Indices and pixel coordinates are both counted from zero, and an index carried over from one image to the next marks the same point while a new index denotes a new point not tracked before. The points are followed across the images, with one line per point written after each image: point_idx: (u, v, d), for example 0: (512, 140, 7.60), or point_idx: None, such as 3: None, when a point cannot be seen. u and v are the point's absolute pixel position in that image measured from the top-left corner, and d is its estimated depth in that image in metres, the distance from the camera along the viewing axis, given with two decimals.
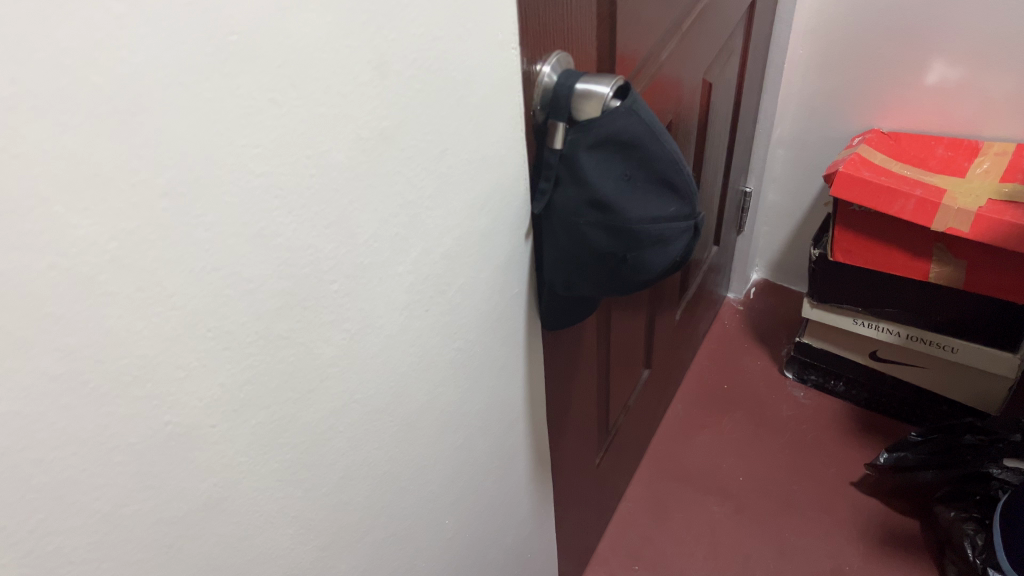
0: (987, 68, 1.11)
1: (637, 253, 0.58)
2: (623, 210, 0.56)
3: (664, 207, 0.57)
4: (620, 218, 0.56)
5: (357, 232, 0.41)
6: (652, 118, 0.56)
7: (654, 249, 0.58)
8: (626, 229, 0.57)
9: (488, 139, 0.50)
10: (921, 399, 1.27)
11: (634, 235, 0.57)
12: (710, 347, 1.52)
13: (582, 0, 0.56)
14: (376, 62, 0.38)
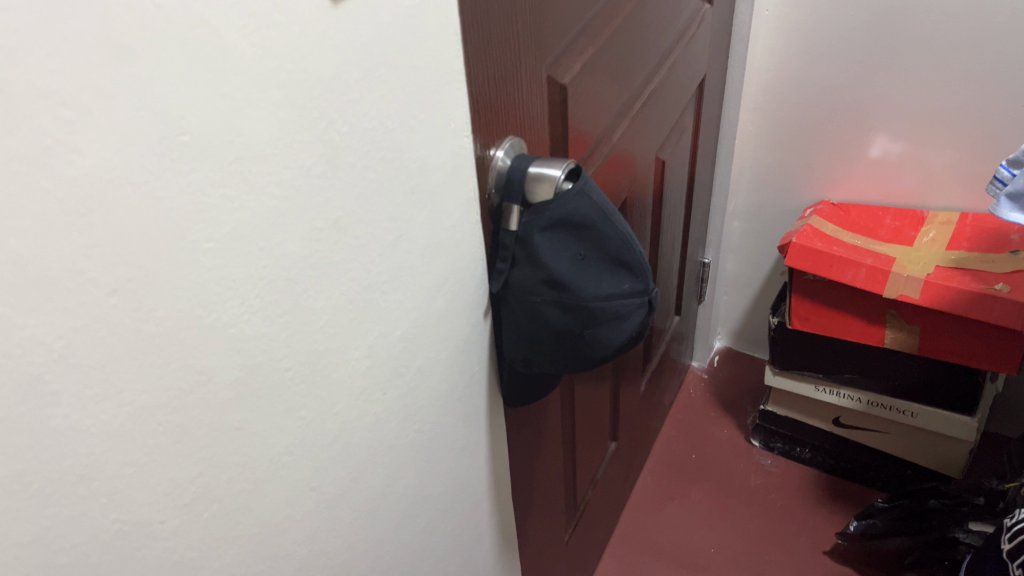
0: (928, 141, 1.16)
1: (593, 331, 0.60)
2: (578, 288, 0.58)
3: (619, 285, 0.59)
4: (575, 297, 0.58)
5: (311, 320, 0.41)
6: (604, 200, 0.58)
7: (610, 327, 0.60)
8: (581, 307, 0.58)
9: (443, 225, 0.51)
10: (886, 464, 1.28)
11: (590, 313, 0.58)
12: (676, 416, 1.52)
13: (534, 88, 0.58)
14: (329, 155, 0.39)
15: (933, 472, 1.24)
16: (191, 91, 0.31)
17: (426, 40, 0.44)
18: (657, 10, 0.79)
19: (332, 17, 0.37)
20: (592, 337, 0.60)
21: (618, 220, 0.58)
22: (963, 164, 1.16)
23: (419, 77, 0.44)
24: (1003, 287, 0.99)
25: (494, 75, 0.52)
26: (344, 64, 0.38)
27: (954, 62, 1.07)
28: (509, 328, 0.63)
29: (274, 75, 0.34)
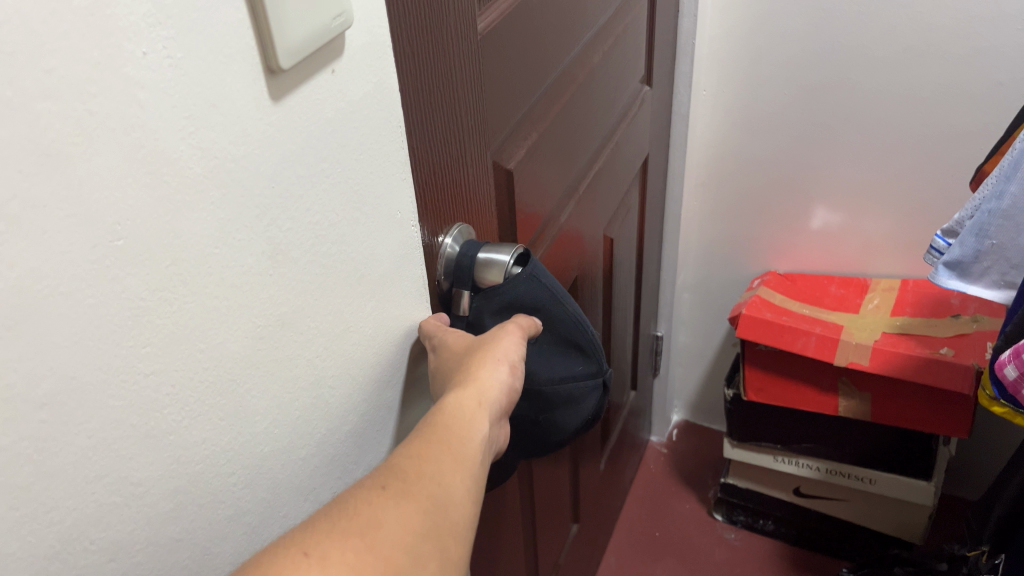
0: (865, 211, 1.20)
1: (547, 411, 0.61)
2: (530, 369, 0.59)
3: (571, 366, 0.60)
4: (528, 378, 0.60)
5: (255, 421, 0.40)
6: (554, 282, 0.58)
7: (564, 409, 0.61)
8: (534, 388, 0.60)
9: (391, 314, 0.50)
10: (848, 532, 1.28)
11: (543, 393, 0.60)
12: (637, 492, 1.49)
13: (480, 174, 0.58)
14: (271, 252, 0.38)
15: (893, 538, 1.24)
16: (127, 194, 0.30)
17: (370, 132, 0.44)
18: (598, 94, 0.81)
19: (273, 114, 0.36)
20: (547, 419, 0.62)
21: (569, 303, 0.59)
22: (899, 232, 1.20)
23: (364, 169, 0.44)
24: (948, 351, 1.02)
25: (439, 163, 0.52)
26: (286, 160, 0.38)
27: (884, 136, 1.12)
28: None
29: (214, 175, 0.34)
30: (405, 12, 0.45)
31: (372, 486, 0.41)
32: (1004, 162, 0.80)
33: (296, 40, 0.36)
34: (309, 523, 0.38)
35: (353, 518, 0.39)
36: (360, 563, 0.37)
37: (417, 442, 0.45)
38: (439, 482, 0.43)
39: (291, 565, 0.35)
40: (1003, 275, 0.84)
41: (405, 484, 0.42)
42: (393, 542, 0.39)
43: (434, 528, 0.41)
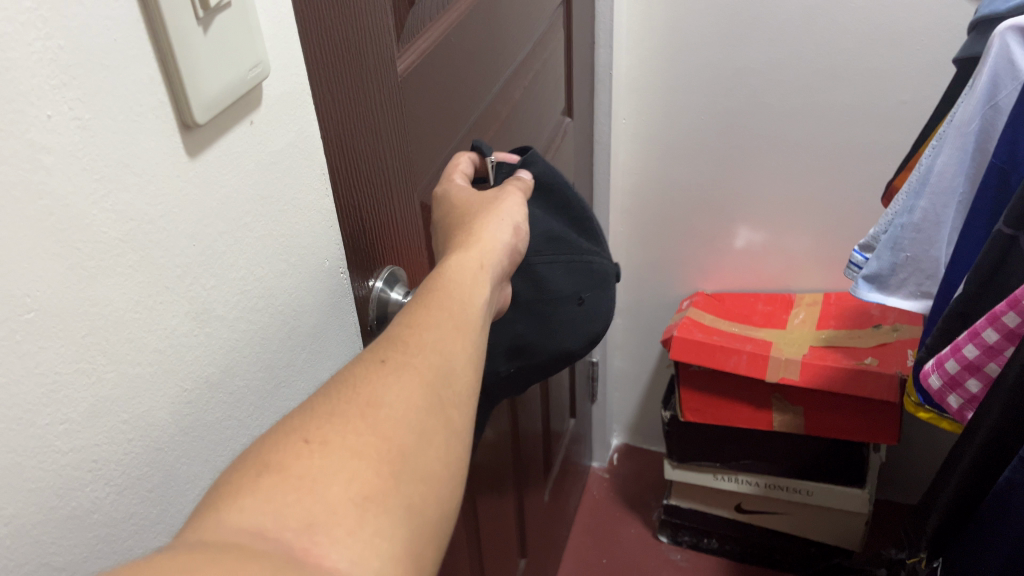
0: (785, 228, 1.24)
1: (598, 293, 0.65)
2: (577, 247, 0.64)
3: (595, 244, 0.66)
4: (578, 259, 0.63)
5: (186, 488, 0.38)
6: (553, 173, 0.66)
7: (606, 285, 0.66)
8: (584, 268, 0.64)
9: (323, 364, 0.49)
10: (790, 546, 1.30)
11: (591, 271, 0.64)
12: (583, 521, 1.49)
13: (409, 215, 0.57)
14: (195, 312, 0.37)
15: (834, 547, 1.27)
16: (35, 267, 0.28)
17: (293, 182, 0.43)
18: (521, 128, 0.81)
19: (191, 170, 0.35)
20: (597, 303, 0.65)
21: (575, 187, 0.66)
22: (819, 247, 1.24)
23: (289, 220, 0.43)
24: (873, 360, 1.05)
25: (369, 207, 0.51)
26: (207, 218, 0.37)
27: (798, 155, 1.16)
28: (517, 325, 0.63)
29: (130, 238, 0.32)
30: (324, 58, 0.44)
31: (372, 359, 0.39)
32: (913, 177, 0.84)
33: (211, 94, 0.35)
34: (307, 408, 0.36)
35: (352, 398, 0.37)
36: (360, 439, 0.35)
37: (413, 311, 0.42)
38: (441, 349, 0.40)
39: (291, 452, 0.33)
40: (920, 286, 0.87)
41: (406, 354, 0.39)
42: (397, 417, 0.36)
43: (440, 397, 0.39)
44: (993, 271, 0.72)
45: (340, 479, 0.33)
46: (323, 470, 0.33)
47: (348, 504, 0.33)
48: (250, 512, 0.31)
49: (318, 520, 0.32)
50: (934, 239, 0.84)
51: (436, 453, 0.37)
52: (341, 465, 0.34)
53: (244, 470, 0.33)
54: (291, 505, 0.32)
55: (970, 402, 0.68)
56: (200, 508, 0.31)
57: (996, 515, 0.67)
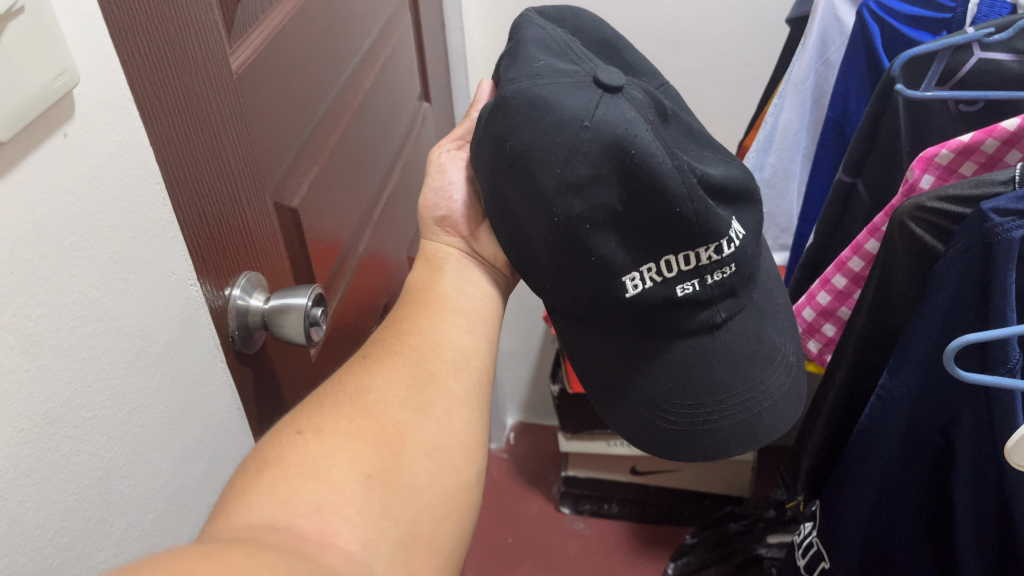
0: None
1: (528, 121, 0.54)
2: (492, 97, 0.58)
3: (534, 66, 0.58)
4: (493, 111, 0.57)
5: (36, 534, 0.35)
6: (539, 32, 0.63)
7: (536, 113, 0.54)
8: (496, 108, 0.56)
9: (182, 384, 0.47)
10: (684, 499, 1.35)
11: (495, 116, 0.56)
12: (485, 504, 1.49)
13: (261, 220, 0.55)
14: (23, 346, 0.34)
15: (725, 495, 1.33)
16: None
17: (123, 196, 0.40)
18: (376, 117, 0.80)
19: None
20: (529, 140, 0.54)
21: (535, 33, 0.62)
22: None
23: (121, 236, 0.40)
24: None
25: (214, 211, 0.48)
26: (26, 242, 0.34)
27: None
28: (494, 210, 0.59)
29: None
30: (144, 61, 0.41)
31: (356, 358, 0.50)
32: (760, 137, 0.88)
33: (12, 109, 0.32)
34: (302, 410, 0.44)
35: (344, 390, 0.46)
36: (354, 426, 0.43)
37: (387, 316, 0.55)
38: (421, 342, 0.52)
39: (290, 444, 0.41)
40: (778, 238, 0.92)
41: (385, 347, 0.51)
42: (385, 399, 0.46)
43: (422, 374, 0.49)
44: (837, 218, 0.76)
45: (341, 465, 0.41)
46: (322, 452, 0.41)
47: (351, 484, 0.40)
48: (259, 507, 0.37)
49: (326, 501, 0.38)
50: (785, 192, 0.89)
51: (428, 423, 0.46)
52: (339, 447, 0.41)
53: (249, 470, 0.39)
54: (295, 489, 0.38)
55: (827, 345, 0.74)
56: (214, 513, 0.38)
57: (859, 454, 0.69)
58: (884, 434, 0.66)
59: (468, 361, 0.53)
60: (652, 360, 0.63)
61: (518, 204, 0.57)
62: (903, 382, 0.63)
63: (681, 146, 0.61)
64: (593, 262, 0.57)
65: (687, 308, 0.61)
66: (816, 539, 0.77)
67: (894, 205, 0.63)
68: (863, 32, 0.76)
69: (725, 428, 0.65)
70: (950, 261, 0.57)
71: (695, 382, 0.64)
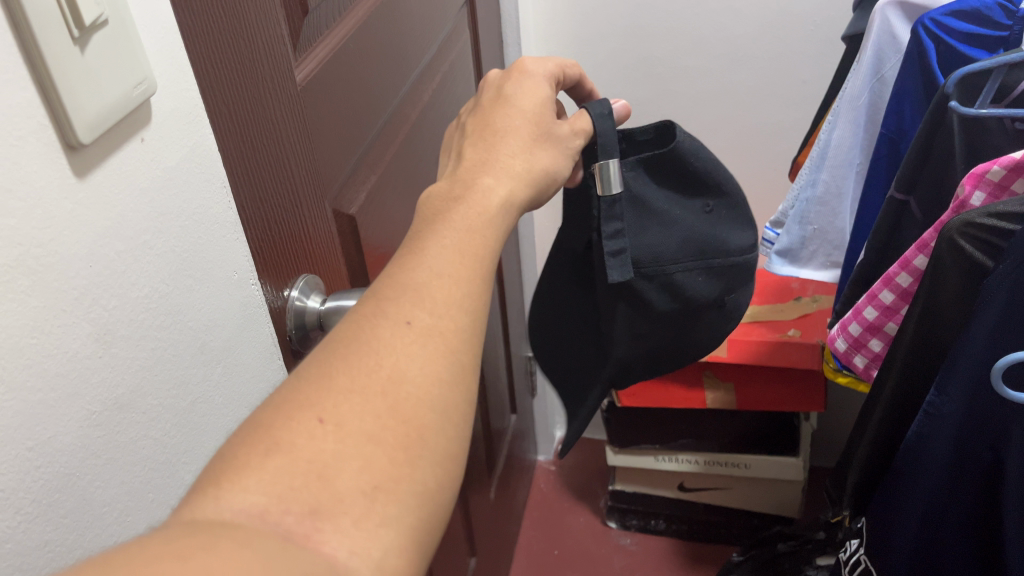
0: None
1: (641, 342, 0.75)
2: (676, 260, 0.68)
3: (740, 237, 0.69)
4: (652, 269, 0.68)
5: (102, 511, 0.37)
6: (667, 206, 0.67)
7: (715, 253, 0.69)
8: (693, 231, 0.67)
9: (241, 377, 0.49)
10: (731, 519, 1.34)
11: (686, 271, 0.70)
12: (532, 514, 1.50)
13: (319, 225, 0.57)
14: (97, 334, 0.36)
15: (773, 516, 1.31)
16: None
17: (193, 197, 0.43)
18: (433, 130, 0.82)
19: (79, 191, 0.35)
20: (681, 276, 0.68)
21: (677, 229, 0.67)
22: None
23: (190, 235, 0.43)
24: (795, 331, 1.09)
25: (275, 214, 0.51)
26: (102, 240, 0.36)
27: (710, 139, 1.22)
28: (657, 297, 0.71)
29: (19, 263, 0.32)
30: (215, 72, 0.44)
31: (395, 321, 0.36)
32: (813, 153, 0.88)
33: (93, 113, 0.34)
34: (321, 376, 0.34)
35: (373, 370, 0.34)
36: (379, 424, 0.33)
37: (438, 263, 0.39)
38: (472, 304, 0.39)
39: (304, 431, 0.32)
40: (829, 256, 0.91)
41: (432, 312, 0.37)
42: (419, 397, 0.34)
43: (460, 367, 0.37)
44: (890, 235, 0.75)
45: (354, 468, 0.32)
46: (340, 456, 0.32)
47: (357, 495, 0.31)
48: (251, 493, 0.29)
49: (326, 508, 0.30)
50: (837, 210, 0.88)
51: (450, 433, 0.35)
52: (358, 452, 0.32)
53: (252, 445, 0.31)
54: (295, 490, 0.30)
55: (874, 360, 0.74)
56: (198, 485, 0.30)
57: (908, 471, 0.68)
58: (933, 452, 0.64)
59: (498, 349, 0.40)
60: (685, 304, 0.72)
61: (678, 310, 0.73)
62: (950, 400, 0.62)
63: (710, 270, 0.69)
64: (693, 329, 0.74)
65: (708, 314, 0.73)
66: (862, 556, 0.75)
67: (943, 220, 0.63)
68: (918, 48, 0.76)
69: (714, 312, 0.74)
70: (999, 278, 0.56)
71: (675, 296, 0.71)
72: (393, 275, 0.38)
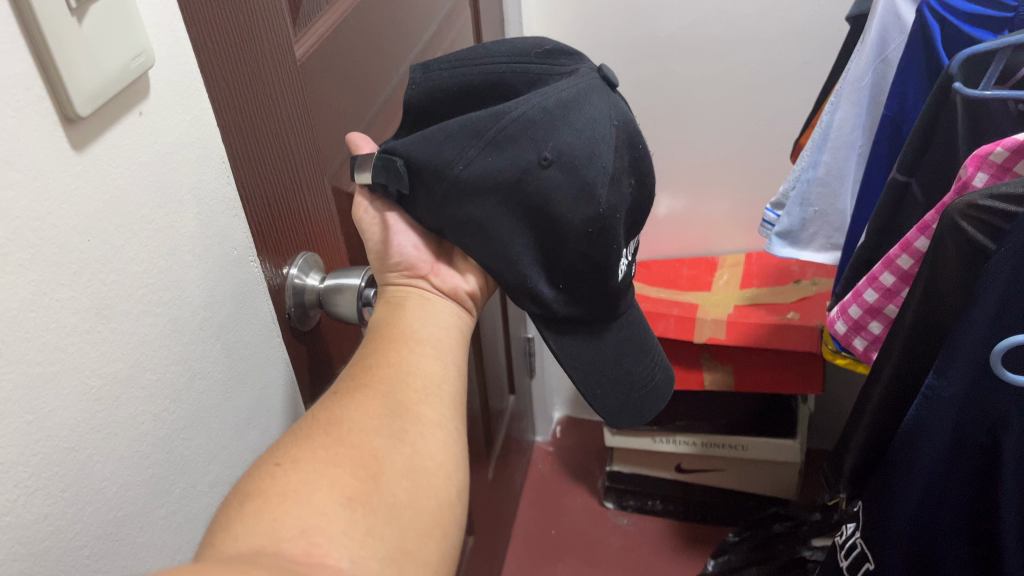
0: (705, 192, 1.30)
1: (529, 238, 0.56)
2: (464, 171, 0.52)
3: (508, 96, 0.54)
4: (443, 188, 0.53)
5: (102, 487, 0.38)
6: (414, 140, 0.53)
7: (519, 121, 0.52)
8: (454, 128, 0.52)
9: (241, 355, 0.49)
10: (726, 500, 1.35)
11: (528, 130, 0.52)
12: (530, 495, 1.51)
13: (318, 203, 0.57)
14: (96, 308, 0.36)
15: (769, 497, 1.32)
16: None
17: (193, 172, 0.43)
18: None
19: (78, 164, 0.34)
20: (479, 163, 0.52)
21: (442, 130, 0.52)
22: (737, 210, 1.30)
23: (190, 212, 0.43)
24: (794, 314, 1.09)
25: (274, 192, 0.50)
26: (101, 213, 0.36)
27: (711, 120, 1.21)
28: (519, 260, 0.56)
29: (17, 236, 0.31)
30: (214, 48, 0.43)
31: (326, 397, 0.48)
32: (815, 136, 0.87)
33: (92, 85, 0.34)
34: (279, 445, 0.43)
35: (316, 423, 0.45)
36: (332, 453, 0.43)
37: (360, 352, 0.51)
38: (392, 357, 0.50)
39: (267, 474, 0.41)
40: (829, 238, 0.90)
41: (344, 384, 0.48)
42: (359, 428, 0.45)
43: (395, 404, 0.47)
44: (891, 219, 0.75)
45: (322, 488, 0.40)
46: (305, 481, 0.40)
47: (335, 507, 0.40)
48: (245, 537, 0.37)
49: (309, 525, 0.38)
50: (838, 192, 0.87)
51: (403, 449, 0.45)
52: (318, 475, 0.41)
53: (242, 499, 0.39)
54: (276, 519, 0.38)
55: (874, 343, 0.74)
56: (209, 536, 0.38)
57: (905, 452, 0.68)
58: (931, 436, 0.65)
59: (439, 389, 0.50)
60: (538, 208, 0.54)
61: (549, 217, 0.54)
62: (950, 381, 0.62)
63: (525, 135, 0.52)
64: (556, 211, 0.54)
65: (577, 196, 0.54)
66: (858, 539, 0.75)
67: (945, 201, 0.63)
68: (922, 29, 0.75)
69: (569, 202, 0.54)
70: (1000, 261, 0.56)
71: (528, 208, 0.54)
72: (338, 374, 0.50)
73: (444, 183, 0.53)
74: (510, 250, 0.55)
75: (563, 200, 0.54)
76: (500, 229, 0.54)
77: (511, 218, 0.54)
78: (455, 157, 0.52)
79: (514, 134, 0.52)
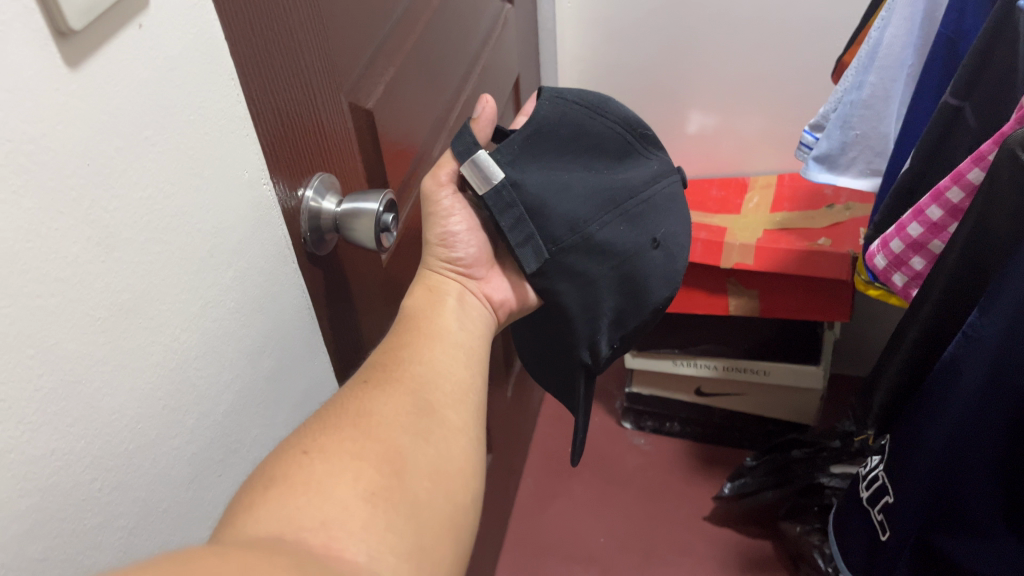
0: (738, 109, 1.25)
1: (616, 301, 0.64)
2: (592, 230, 0.61)
3: (633, 173, 0.65)
4: (573, 241, 0.60)
5: (112, 419, 0.37)
6: (554, 184, 0.59)
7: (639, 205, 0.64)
8: (593, 187, 0.61)
9: (254, 281, 0.47)
10: (745, 424, 1.35)
11: (643, 214, 0.64)
12: (547, 411, 1.52)
13: (333, 120, 0.54)
14: (98, 238, 0.34)
15: (788, 423, 1.32)
16: None
17: (200, 90, 0.40)
18: (456, 17, 0.77)
19: (73, 83, 0.32)
20: (606, 234, 0.62)
21: (579, 187, 0.61)
22: (771, 129, 1.25)
23: (199, 133, 0.40)
24: (826, 241, 1.05)
25: (286, 109, 0.48)
26: (99, 135, 0.34)
27: (747, 33, 1.15)
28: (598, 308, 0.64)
29: (9, 160, 0.29)
30: None
31: (357, 384, 0.49)
32: (861, 54, 0.83)
33: None
34: (303, 431, 0.44)
35: (344, 413, 0.45)
36: (359, 446, 0.43)
37: (384, 350, 0.53)
38: (420, 360, 0.52)
39: (293, 462, 0.41)
40: (869, 163, 0.86)
41: (379, 376, 0.49)
42: (385, 423, 0.45)
43: (422, 404, 0.48)
44: (938, 145, 0.71)
45: (344, 479, 0.40)
46: (330, 472, 0.40)
47: (356, 499, 0.40)
48: (264, 522, 0.37)
49: (332, 517, 0.38)
50: (883, 114, 0.83)
51: (427, 448, 0.46)
52: (345, 467, 0.41)
53: (264, 485, 0.40)
54: (300, 507, 0.38)
55: (913, 279, 0.71)
56: (224, 522, 0.38)
57: (938, 395, 0.66)
58: (966, 379, 0.63)
59: (464, 396, 0.52)
60: (636, 279, 0.64)
61: (640, 289, 0.65)
62: (993, 321, 0.60)
63: (640, 220, 0.64)
64: (648, 288, 0.65)
65: (666, 278, 0.66)
66: (880, 473, 0.76)
67: (1003, 132, 0.59)
68: None
69: (660, 282, 0.66)
70: None
71: (626, 276, 0.64)
72: (366, 366, 0.51)
73: (575, 236, 0.60)
74: (598, 304, 0.64)
75: (657, 279, 0.66)
76: (599, 283, 0.63)
77: (613, 282, 0.63)
78: (591, 217, 0.61)
79: (632, 214, 0.63)
